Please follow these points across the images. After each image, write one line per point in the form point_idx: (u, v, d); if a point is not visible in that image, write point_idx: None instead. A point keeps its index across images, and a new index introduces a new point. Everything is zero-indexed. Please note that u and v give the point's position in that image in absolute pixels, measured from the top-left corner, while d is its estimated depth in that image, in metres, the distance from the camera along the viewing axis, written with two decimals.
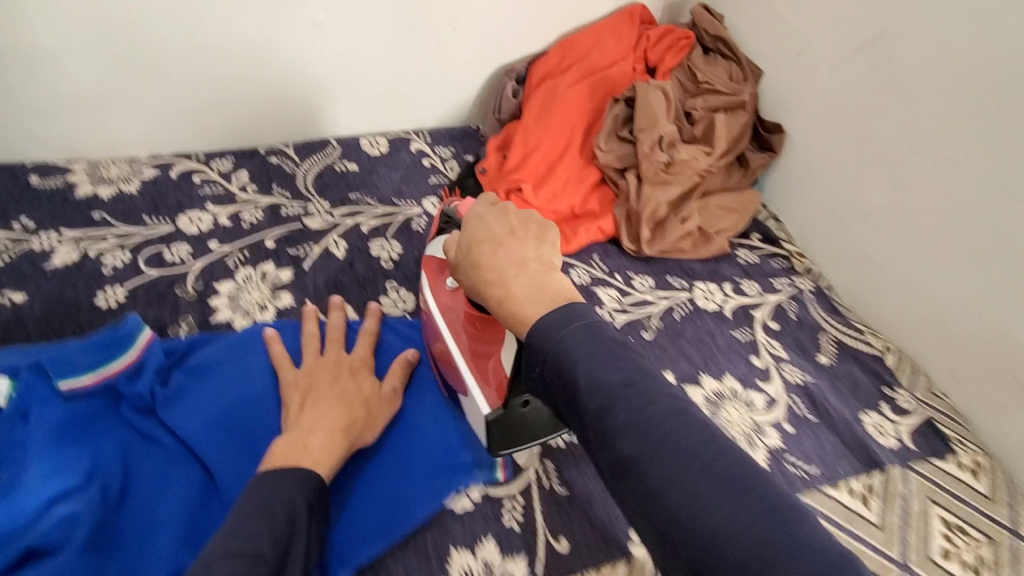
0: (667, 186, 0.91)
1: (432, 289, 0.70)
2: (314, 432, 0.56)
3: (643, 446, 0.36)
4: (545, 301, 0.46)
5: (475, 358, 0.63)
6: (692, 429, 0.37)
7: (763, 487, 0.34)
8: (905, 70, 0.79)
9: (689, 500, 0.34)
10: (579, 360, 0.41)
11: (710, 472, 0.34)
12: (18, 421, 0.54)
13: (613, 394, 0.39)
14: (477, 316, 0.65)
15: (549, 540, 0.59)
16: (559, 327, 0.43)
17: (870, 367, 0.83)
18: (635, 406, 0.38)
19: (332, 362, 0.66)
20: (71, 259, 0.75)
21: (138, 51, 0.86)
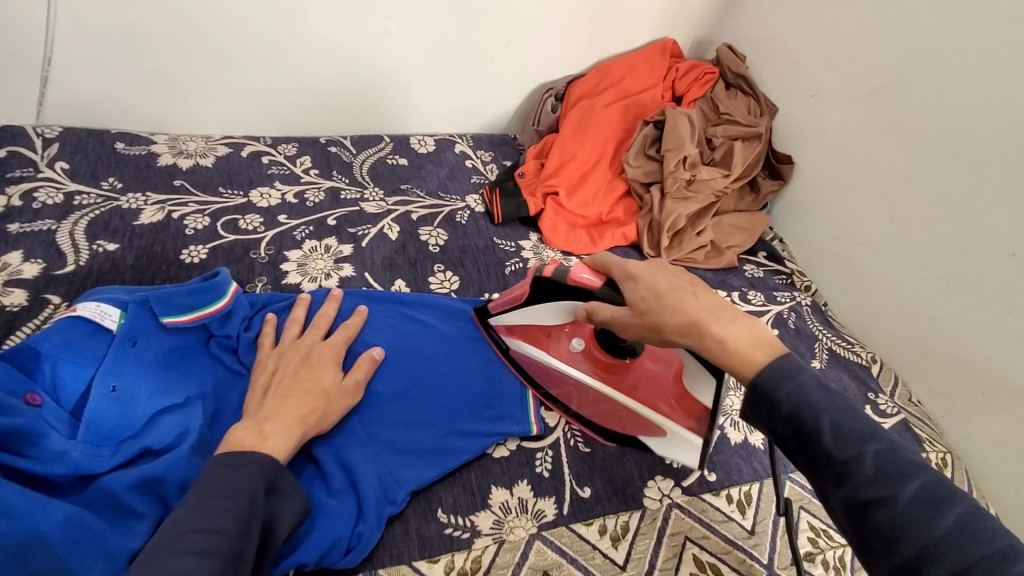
0: (688, 202, 1.02)
1: (552, 352, 0.75)
2: (271, 419, 0.57)
3: (836, 437, 0.45)
4: (763, 345, 0.51)
5: (644, 396, 0.71)
6: (876, 445, 0.44)
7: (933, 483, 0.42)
8: (904, 116, 0.90)
9: (873, 470, 0.43)
10: (776, 381, 0.48)
11: (893, 473, 0.43)
12: (128, 345, 0.60)
13: (812, 410, 0.46)
14: (607, 363, 0.73)
15: (575, 488, 0.67)
16: (774, 365, 0.49)
17: (857, 374, 0.93)
18: (839, 423, 0.45)
19: (304, 345, 0.68)
20: (157, 219, 0.84)
21: (227, 41, 0.95)
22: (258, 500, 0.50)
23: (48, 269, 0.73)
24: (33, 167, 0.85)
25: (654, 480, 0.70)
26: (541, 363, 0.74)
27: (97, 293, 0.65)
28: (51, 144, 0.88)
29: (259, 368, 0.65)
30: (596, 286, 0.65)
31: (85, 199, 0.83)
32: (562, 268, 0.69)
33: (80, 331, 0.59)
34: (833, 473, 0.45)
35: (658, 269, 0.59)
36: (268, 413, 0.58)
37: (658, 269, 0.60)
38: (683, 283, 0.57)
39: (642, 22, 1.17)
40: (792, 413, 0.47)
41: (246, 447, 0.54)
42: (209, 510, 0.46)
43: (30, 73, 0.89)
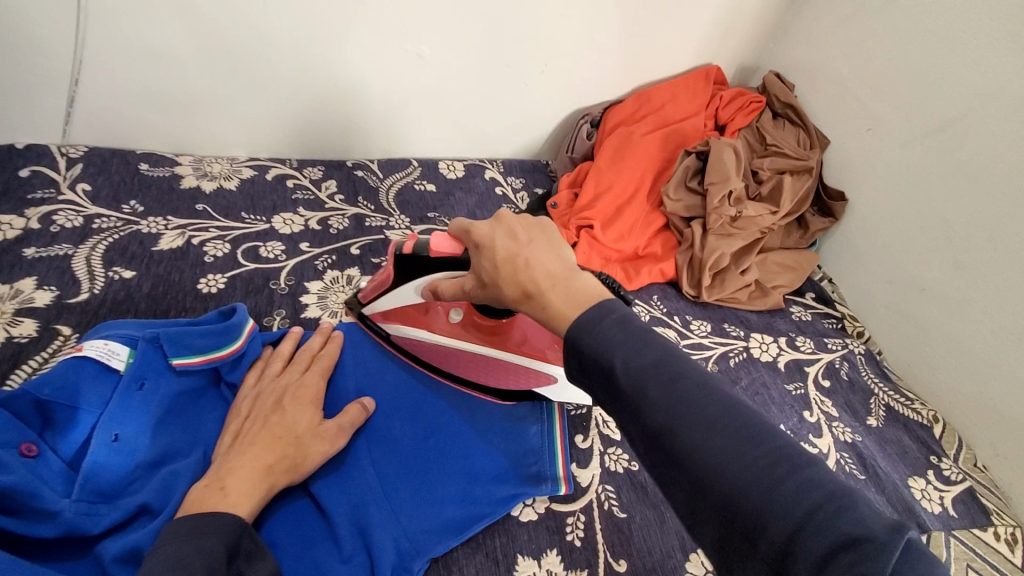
0: (731, 240, 0.95)
1: (434, 326, 0.74)
2: (233, 471, 0.52)
3: (628, 379, 0.41)
4: (579, 304, 0.47)
5: (531, 352, 0.71)
6: (711, 403, 0.38)
7: (775, 450, 0.36)
8: (973, 156, 0.83)
9: (661, 422, 0.39)
10: (610, 346, 0.43)
11: (767, 453, 0.36)
12: (134, 389, 0.56)
13: (645, 373, 0.41)
14: (483, 325, 0.74)
15: (609, 561, 0.61)
16: (594, 320, 0.45)
17: (918, 434, 0.85)
18: (663, 384, 0.40)
19: (281, 384, 0.63)
20: (177, 245, 0.80)
21: (255, 61, 0.92)
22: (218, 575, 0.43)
23: (60, 297, 0.70)
24: (54, 188, 0.82)
25: (697, 554, 0.63)
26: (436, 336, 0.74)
27: (105, 328, 0.61)
28: (74, 164, 0.86)
29: (233, 411, 0.60)
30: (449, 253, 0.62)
31: (104, 222, 0.80)
32: (422, 241, 0.65)
33: (84, 372, 0.55)
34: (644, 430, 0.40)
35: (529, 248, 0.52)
36: (230, 466, 0.53)
37: (502, 232, 0.54)
38: (514, 249, 0.52)
39: (683, 48, 1.12)
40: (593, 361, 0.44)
41: (205, 506, 0.49)
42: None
43: (58, 92, 0.87)
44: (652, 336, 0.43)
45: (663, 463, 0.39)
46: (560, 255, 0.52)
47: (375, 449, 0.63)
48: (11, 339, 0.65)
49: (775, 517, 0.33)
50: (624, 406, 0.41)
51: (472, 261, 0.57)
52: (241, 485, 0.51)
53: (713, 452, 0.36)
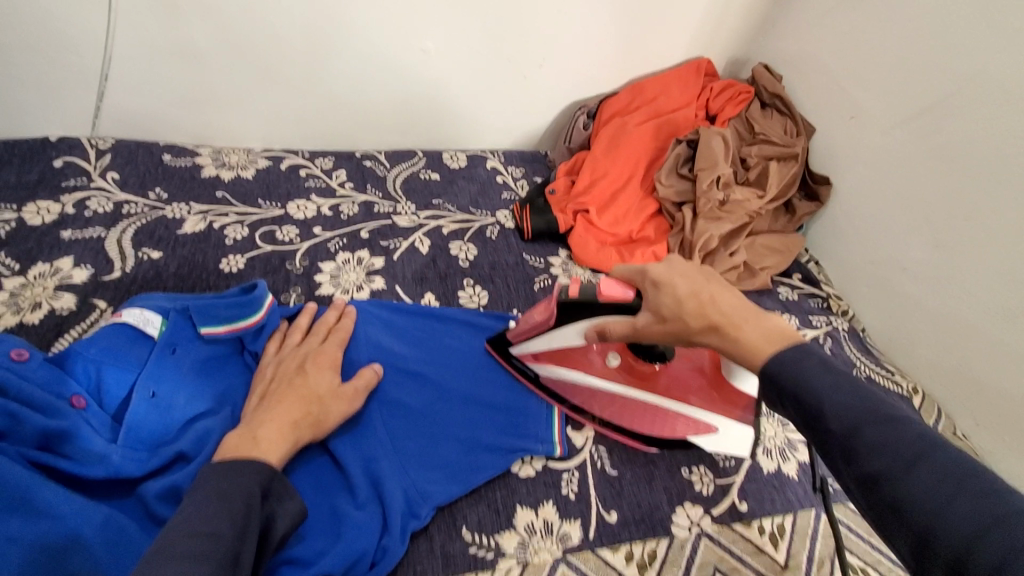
0: (721, 222, 1.00)
1: (590, 367, 0.73)
2: (264, 425, 0.58)
3: (838, 415, 0.46)
4: (774, 339, 0.52)
5: (676, 395, 0.70)
6: (913, 437, 0.43)
7: (985, 488, 0.40)
8: (950, 140, 0.88)
9: (879, 463, 0.43)
10: (816, 384, 0.48)
11: (976, 488, 0.40)
12: (168, 353, 0.62)
13: (854, 417, 0.45)
14: (640, 370, 0.72)
15: (601, 512, 0.66)
16: (795, 360, 0.50)
17: (897, 405, 0.89)
18: (880, 426, 0.45)
19: (301, 352, 0.69)
20: (199, 228, 0.86)
21: (270, 57, 0.98)
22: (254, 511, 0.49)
23: (95, 275, 0.76)
24: (86, 177, 0.89)
25: (682, 507, 0.68)
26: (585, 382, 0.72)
27: (141, 300, 0.67)
28: (103, 155, 0.92)
29: (258, 377, 0.66)
30: (623, 300, 0.62)
31: (133, 208, 0.86)
32: (586, 286, 0.66)
33: (124, 336, 0.61)
34: (845, 459, 0.45)
35: (676, 269, 0.57)
36: (259, 420, 0.58)
37: (678, 271, 0.57)
38: (697, 286, 0.55)
39: (676, 42, 1.17)
40: (796, 398, 0.48)
41: (239, 452, 0.54)
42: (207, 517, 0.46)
43: (88, 88, 0.94)
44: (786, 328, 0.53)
45: (878, 504, 0.43)
46: (738, 294, 0.56)
47: (386, 411, 0.69)
48: (52, 311, 0.71)
49: (950, 522, 0.39)
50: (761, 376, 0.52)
51: (646, 298, 0.59)
52: (271, 434, 0.57)
53: (929, 491, 0.41)
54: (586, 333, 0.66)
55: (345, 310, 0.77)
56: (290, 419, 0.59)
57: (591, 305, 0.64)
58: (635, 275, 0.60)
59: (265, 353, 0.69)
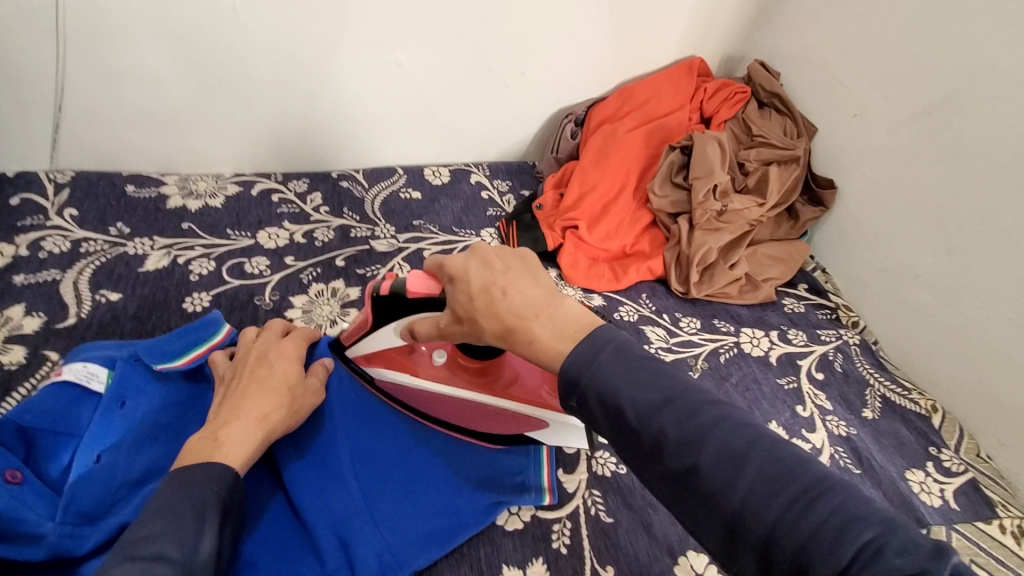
0: (718, 234, 0.94)
1: (423, 373, 0.67)
2: (226, 425, 0.53)
3: (638, 410, 0.41)
4: (568, 334, 0.47)
5: (526, 396, 0.63)
6: (732, 432, 0.38)
7: (794, 469, 0.36)
8: (962, 139, 0.81)
9: (692, 448, 0.38)
10: (615, 381, 0.42)
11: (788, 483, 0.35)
12: (115, 408, 0.57)
13: (653, 412, 0.40)
14: (472, 367, 0.66)
15: (596, 568, 0.60)
16: (588, 358, 0.44)
17: (916, 426, 0.83)
18: (683, 416, 0.39)
19: (261, 344, 0.65)
20: (162, 265, 0.81)
21: (236, 78, 0.93)
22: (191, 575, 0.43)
23: (48, 323, 0.71)
24: (43, 214, 0.84)
25: (686, 556, 0.63)
26: (423, 390, 0.67)
27: (84, 350, 0.62)
28: (62, 189, 0.87)
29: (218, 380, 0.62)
30: (434, 295, 0.56)
31: (91, 245, 0.81)
32: (396, 282, 0.60)
33: (66, 396, 0.56)
34: (652, 453, 0.40)
35: (472, 264, 0.51)
36: (223, 421, 0.54)
37: (476, 264, 0.52)
38: (490, 280, 0.50)
39: (665, 41, 1.11)
40: (596, 400, 0.43)
41: (200, 457, 0.49)
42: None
43: (44, 119, 0.89)
44: (655, 362, 0.43)
45: (693, 502, 0.38)
46: (540, 284, 0.51)
47: (356, 464, 0.63)
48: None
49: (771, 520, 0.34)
50: (645, 452, 0.40)
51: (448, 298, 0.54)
52: (236, 437, 0.53)
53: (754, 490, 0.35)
54: (404, 333, 0.62)
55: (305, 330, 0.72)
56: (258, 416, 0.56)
57: (400, 300, 0.59)
58: (438, 269, 0.55)
59: (217, 363, 0.65)
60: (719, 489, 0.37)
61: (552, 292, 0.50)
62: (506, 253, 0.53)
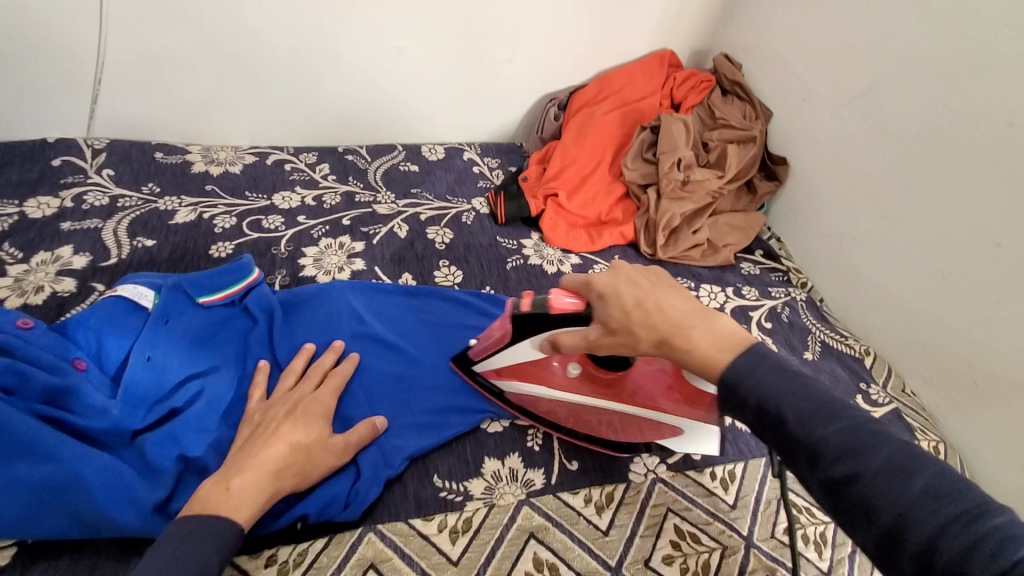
0: (683, 202, 1.06)
1: (554, 383, 0.73)
2: (239, 474, 0.56)
3: (800, 419, 0.47)
4: (727, 347, 0.54)
5: (644, 402, 0.70)
6: (857, 435, 0.44)
7: (922, 473, 0.41)
8: (889, 116, 0.94)
9: (836, 454, 0.44)
10: (774, 392, 0.49)
11: (926, 487, 0.40)
12: (162, 322, 0.69)
13: (814, 419, 0.46)
14: (601, 377, 0.71)
15: (563, 461, 0.72)
16: (748, 368, 0.51)
17: (850, 365, 0.96)
18: (840, 428, 0.45)
19: (292, 398, 0.66)
20: (190, 219, 0.92)
21: (255, 59, 1.05)
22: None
23: (94, 261, 0.82)
24: (83, 174, 0.95)
25: (640, 456, 0.74)
26: (553, 401, 0.73)
27: (134, 277, 0.73)
28: (99, 154, 0.98)
29: (246, 421, 0.65)
30: (578, 311, 0.64)
31: (127, 201, 0.92)
32: (540, 301, 0.69)
33: (120, 308, 0.68)
34: (806, 459, 0.46)
35: (620, 280, 0.60)
36: (235, 468, 0.57)
37: (622, 279, 0.60)
38: (641, 295, 0.58)
39: (639, 36, 1.23)
40: (757, 405, 0.50)
41: (208, 508, 0.53)
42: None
43: (83, 92, 1.00)
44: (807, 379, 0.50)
45: (850, 509, 0.43)
46: (686, 298, 0.58)
47: (362, 382, 0.74)
48: (54, 293, 0.77)
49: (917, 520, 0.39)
50: (803, 457, 0.46)
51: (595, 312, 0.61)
52: (247, 489, 0.56)
53: (895, 488, 0.41)
54: (541, 346, 0.69)
55: (307, 347, 0.73)
56: (272, 468, 0.58)
57: (541, 318, 0.67)
58: (581, 286, 0.64)
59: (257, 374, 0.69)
60: (836, 458, 0.44)
61: (700, 307, 0.57)
62: (645, 271, 0.61)
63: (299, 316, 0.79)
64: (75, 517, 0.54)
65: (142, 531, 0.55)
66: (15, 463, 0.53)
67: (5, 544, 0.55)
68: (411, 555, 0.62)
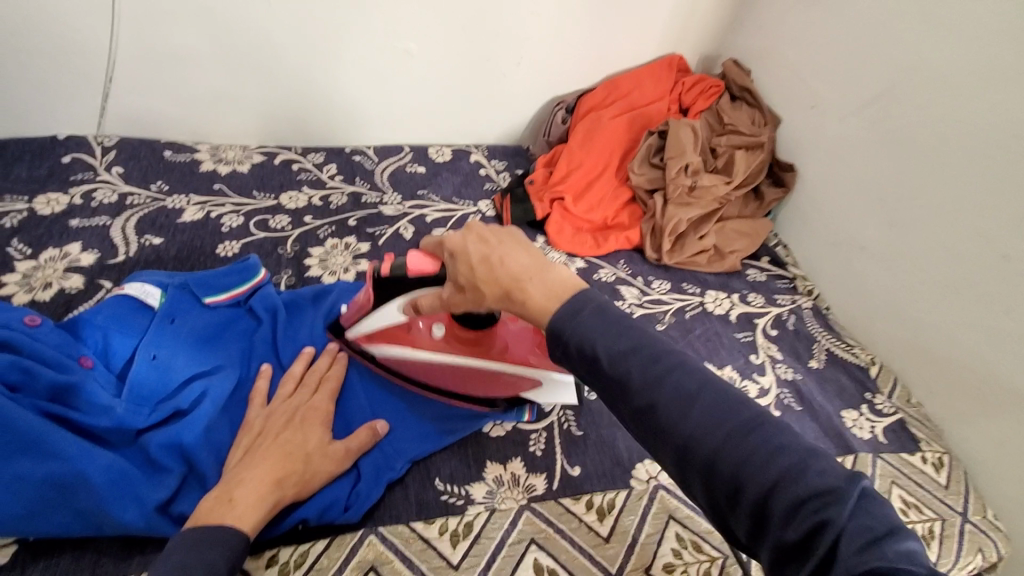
0: (689, 207, 1.05)
1: (418, 344, 0.73)
2: (241, 484, 0.56)
3: (613, 359, 0.46)
4: (556, 295, 0.51)
5: (514, 357, 0.72)
6: (691, 379, 0.44)
7: (726, 415, 0.42)
8: (898, 124, 0.93)
9: (674, 397, 0.43)
10: (592, 335, 0.47)
11: (737, 427, 0.41)
12: (168, 321, 0.69)
13: (633, 364, 0.45)
14: (466, 337, 0.72)
15: (565, 466, 0.72)
16: (575, 315, 0.49)
17: (856, 374, 0.95)
18: (671, 371, 0.44)
19: (292, 404, 0.66)
20: (198, 217, 0.93)
21: (264, 59, 1.05)
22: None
23: (102, 258, 0.83)
24: (92, 171, 0.95)
25: (642, 463, 0.74)
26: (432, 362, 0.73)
27: (142, 275, 0.74)
28: (109, 151, 0.99)
29: (245, 429, 0.64)
30: (429, 273, 0.62)
31: (136, 199, 0.93)
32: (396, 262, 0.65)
33: (127, 306, 0.68)
34: (633, 404, 0.45)
35: (467, 235, 0.55)
36: (237, 477, 0.57)
37: (471, 237, 0.55)
38: (485, 252, 0.54)
39: (648, 40, 1.23)
40: (582, 350, 0.48)
41: (212, 518, 0.53)
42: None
43: (94, 90, 1.01)
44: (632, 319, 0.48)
45: (674, 450, 0.43)
46: (531, 253, 0.54)
47: (364, 385, 0.74)
48: (62, 290, 0.77)
49: (742, 461, 0.39)
50: (617, 396, 0.46)
51: (449, 270, 0.58)
52: (248, 498, 0.56)
53: (707, 429, 0.41)
54: (404, 308, 0.68)
55: (304, 352, 0.72)
56: (273, 476, 0.58)
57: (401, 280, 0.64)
58: (430, 246, 0.60)
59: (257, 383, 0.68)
60: (675, 425, 0.42)
61: (542, 260, 0.53)
62: (499, 229, 0.56)
63: (302, 316, 0.79)
64: (79, 514, 0.54)
65: (144, 531, 0.56)
66: (18, 460, 0.53)
67: (7, 540, 0.56)
68: (411, 558, 0.62)
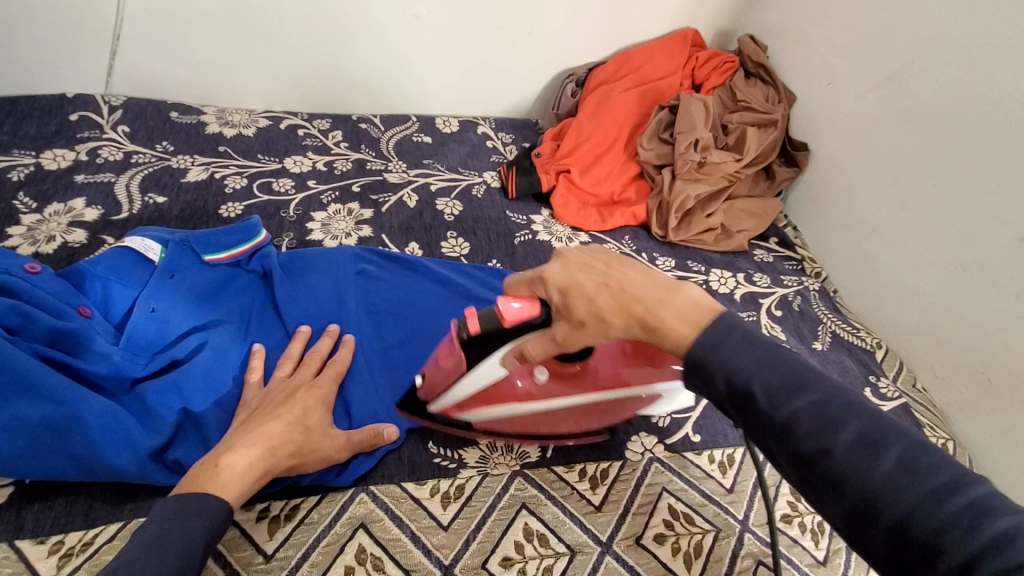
0: (698, 184, 1.03)
1: (521, 392, 0.67)
2: (230, 450, 0.54)
3: (771, 396, 0.46)
4: (693, 320, 0.52)
5: (614, 383, 0.67)
6: (864, 420, 0.43)
7: (916, 457, 0.40)
8: (916, 103, 0.90)
9: (813, 427, 0.44)
10: (741, 362, 0.48)
11: (900, 463, 0.40)
12: (168, 277, 0.69)
13: (787, 393, 0.46)
14: (567, 372, 0.66)
15: (559, 435, 0.72)
16: (716, 340, 0.50)
17: (860, 357, 0.94)
18: (820, 403, 0.45)
19: (292, 383, 0.65)
20: (202, 177, 0.93)
21: (270, 20, 1.03)
22: (194, 557, 0.46)
23: (106, 215, 0.84)
24: (99, 129, 0.95)
25: (638, 435, 0.74)
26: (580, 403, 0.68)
27: (143, 229, 0.74)
28: (115, 111, 0.99)
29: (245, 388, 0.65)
30: (535, 316, 0.57)
31: (141, 157, 0.93)
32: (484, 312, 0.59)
33: (127, 259, 0.68)
34: (774, 432, 0.46)
35: (575, 270, 0.56)
36: (226, 446, 0.55)
37: (573, 267, 0.57)
38: (602, 277, 0.55)
39: (663, 13, 1.20)
40: (724, 378, 0.49)
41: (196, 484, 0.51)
42: (142, 566, 0.43)
43: (101, 47, 1.00)
44: (780, 350, 0.49)
45: (823, 484, 0.43)
46: (648, 274, 0.56)
47: (361, 349, 0.74)
48: (65, 244, 0.79)
49: (896, 496, 0.39)
50: (773, 430, 0.46)
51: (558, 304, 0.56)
52: (237, 465, 0.53)
53: (876, 467, 0.40)
54: (504, 361, 0.61)
55: (301, 330, 0.71)
56: (268, 430, 0.56)
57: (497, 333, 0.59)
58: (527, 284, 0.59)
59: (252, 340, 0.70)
60: (856, 471, 0.41)
61: (663, 281, 0.55)
62: (596, 253, 0.59)
63: (304, 276, 0.79)
64: (74, 458, 0.55)
65: (138, 476, 0.57)
66: (17, 401, 0.54)
67: (5, 481, 0.57)
68: (401, 517, 0.62)
